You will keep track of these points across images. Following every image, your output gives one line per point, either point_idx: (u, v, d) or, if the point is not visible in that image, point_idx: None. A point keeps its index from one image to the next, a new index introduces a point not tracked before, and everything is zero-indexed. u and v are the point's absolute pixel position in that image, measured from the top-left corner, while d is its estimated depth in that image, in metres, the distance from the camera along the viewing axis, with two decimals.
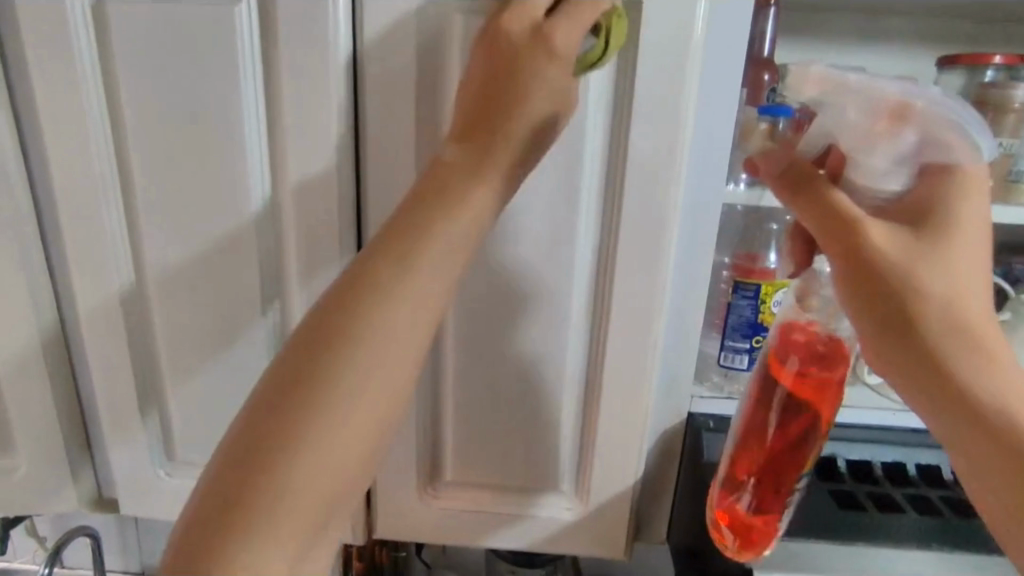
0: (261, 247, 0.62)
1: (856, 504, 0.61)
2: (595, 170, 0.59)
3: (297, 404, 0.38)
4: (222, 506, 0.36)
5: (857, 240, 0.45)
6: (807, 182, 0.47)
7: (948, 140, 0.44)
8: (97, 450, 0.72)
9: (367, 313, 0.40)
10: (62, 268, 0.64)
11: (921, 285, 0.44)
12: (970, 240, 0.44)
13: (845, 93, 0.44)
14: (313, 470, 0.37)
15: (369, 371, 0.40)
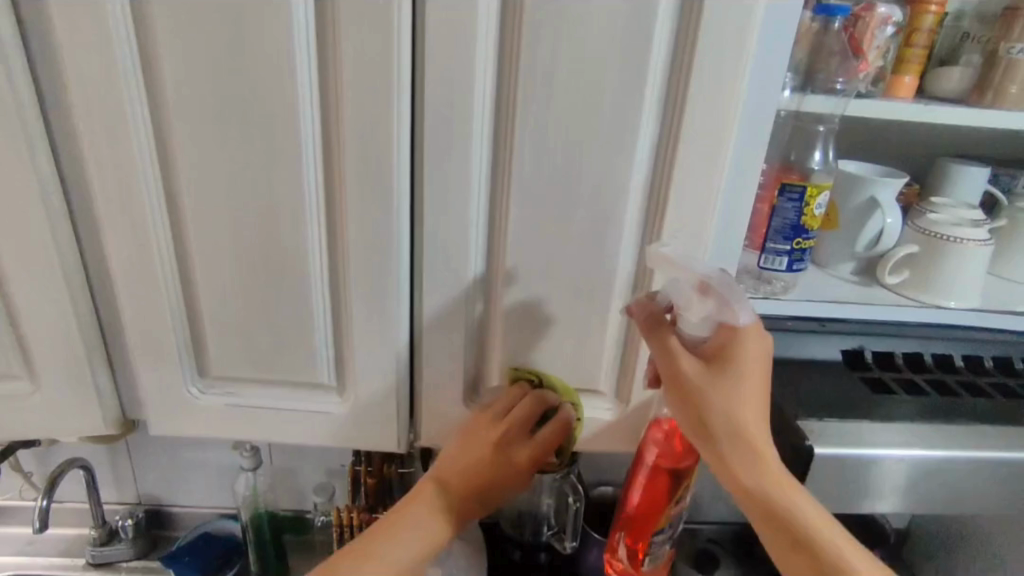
0: (308, 146, 0.57)
1: (887, 388, 0.67)
2: (660, 64, 0.56)
3: (372, 537, 0.62)
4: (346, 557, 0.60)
5: (676, 372, 0.57)
6: (655, 325, 0.59)
7: (732, 304, 0.56)
8: (121, 371, 0.69)
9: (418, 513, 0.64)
10: (79, 174, 0.59)
11: (708, 408, 0.55)
12: (752, 378, 0.56)
13: (677, 268, 0.58)
14: (402, 524, 0.63)
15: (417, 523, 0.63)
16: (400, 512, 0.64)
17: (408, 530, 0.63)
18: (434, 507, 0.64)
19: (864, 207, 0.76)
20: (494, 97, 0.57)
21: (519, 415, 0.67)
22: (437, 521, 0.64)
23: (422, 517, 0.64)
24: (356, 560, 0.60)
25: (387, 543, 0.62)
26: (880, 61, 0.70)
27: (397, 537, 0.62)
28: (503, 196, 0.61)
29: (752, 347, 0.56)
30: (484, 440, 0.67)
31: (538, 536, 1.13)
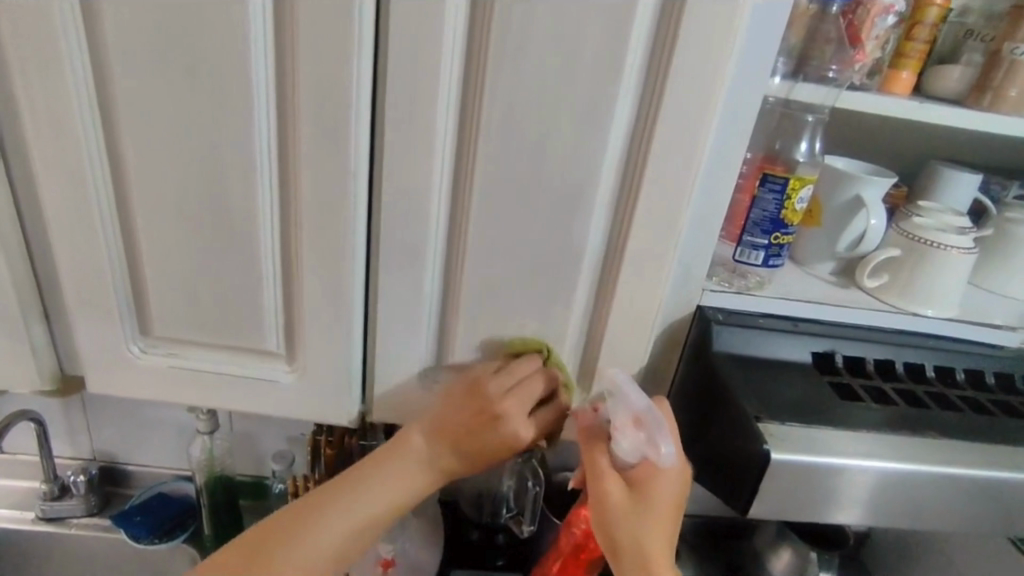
0: (259, 95, 0.53)
1: (854, 395, 0.64)
2: (643, 35, 0.52)
3: (307, 516, 0.63)
4: (249, 541, 0.62)
5: (599, 486, 0.63)
6: (593, 436, 0.66)
7: (655, 445, 0.62)
8: (57, 324, 0.65)
9: (395, 468, 0.65)
10: (8, 110, 0.54)
11: (615, 526, 0.61)
12: (664, 510, 0.60)
13: (619, 396, 0.64)
14: (324, 521, 0.63)
15: (343, 520, 0.63)
16: (392, 453, 0.66)
17: (352, 491, 0.64)
18: (354, 518, 0.63)
19: (848, 205, 0.73)
20: (464, 57, 0.53)
21: (515, 395, 0.64)
22: (415, 472, 0.66)
23: (379, 471, 0.66)
24: (253, 560, 0.61)
25: (350, 493, 0.64)
26: (878, 52, 0.66)
27: (326, 523, 0.63)
28: (468, 166, 0.57)
29: (667, 484, 0.61)
30: (480, 402, 0.64)
31: (496, 519, 1.11)
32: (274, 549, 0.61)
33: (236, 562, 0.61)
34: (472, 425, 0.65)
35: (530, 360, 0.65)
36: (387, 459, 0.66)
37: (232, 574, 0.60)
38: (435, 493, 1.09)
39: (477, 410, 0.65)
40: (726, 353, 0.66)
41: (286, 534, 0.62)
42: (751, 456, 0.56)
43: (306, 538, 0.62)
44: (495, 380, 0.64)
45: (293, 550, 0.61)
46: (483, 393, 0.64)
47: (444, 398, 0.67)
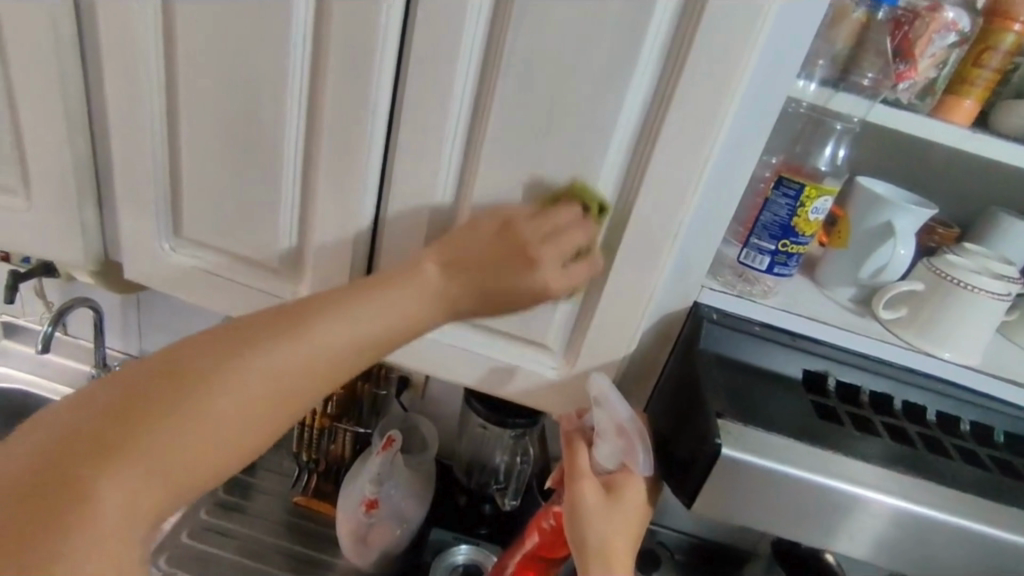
0: (300, 24, 0.58)
1: (835, 418, 0.61)
2: (669, 11, 0.52)
3: (282, 326, 0.52)
4: (224, 339, 0.51)
5: (575, 484, 0.65)
6: (576, 437, 0.68)
7: (634, 457, 0.64)
8: (107, 211, 0.73)
9: (401, 291, 0.57)
10: (90, 11, 0.61)
11: (588, 526, 0.62)
12: (633, 517, 0.63)
13: (604, 405, 0.65)
14: (307, 334, 0.52)
15: (296, 348, 0.51)
16: (398, 278, 0.58)
17: (295, 340, 0.51)
18: (313, 360, 0.52)
19: (877, 231, 0.70)
20: (490, 15, 0.55)
21: (557, 240, 0.59)
22: (425, 302, 0.58)
23: (371, 295, 0.56)
24: (172, 386, 0.47)
25: (333, 305, 0.54)
26: (933, 71, 0.62)
27: (265, 351, 0.50)
28: (483, 120, 0.59)
29: (638, 490, 0.64)
30: (518, 243, 0.59)
31: (484, 488, 1.13)
32: (203, 383, 0.47)
33: (123, 395, 0.46)
34: (495, 258, 0.59)
35: (571, 207, 0.60)
36: (390, 282, 0.57)
37: (120, 419, 0.44)
38: (432, 451, 1.12)
39: (508, 246, 0.59)
40: (711, 352, 0.65)
41: (195, 374, 0.48)
42: (703, 450, 0.56)
43: (258, 346, 0.50)
44: (530, 224, 0.59)
45: (172, 426, 0.45)
46: (518, 237, 0.59)
47: (474, 221, 0.61)
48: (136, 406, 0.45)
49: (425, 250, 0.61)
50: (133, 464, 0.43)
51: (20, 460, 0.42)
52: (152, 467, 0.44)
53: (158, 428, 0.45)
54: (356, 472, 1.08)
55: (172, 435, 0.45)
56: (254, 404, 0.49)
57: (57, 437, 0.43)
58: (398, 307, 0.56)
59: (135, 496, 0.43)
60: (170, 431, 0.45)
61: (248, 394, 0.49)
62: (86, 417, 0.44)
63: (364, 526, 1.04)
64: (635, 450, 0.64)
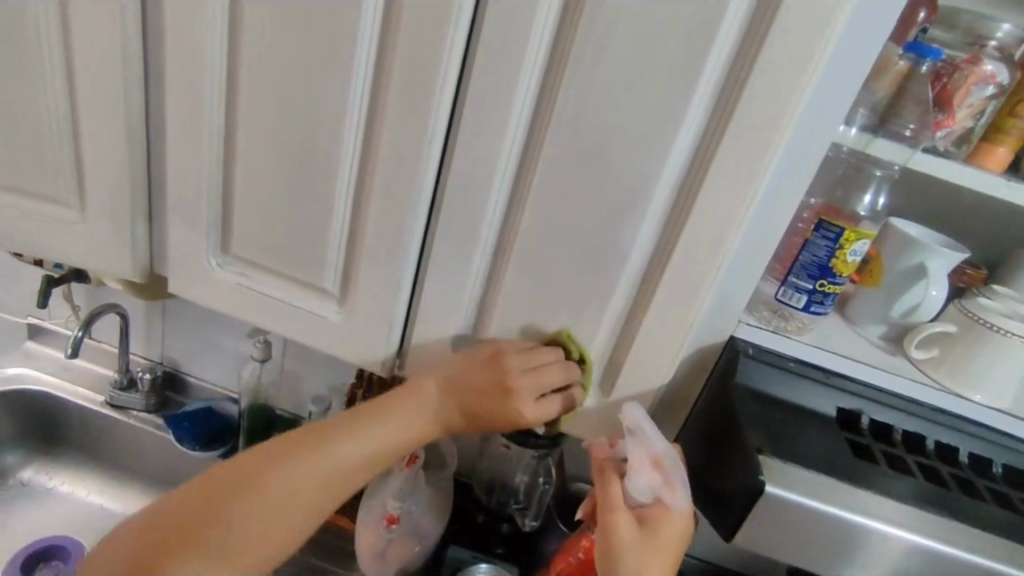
0: (361, 54, 0.60)
1: (869, 456, 0.62)
2: (724, 54, 0.54)
3: (347, 420, 0.68)
4: (297, 442, 0.66)
5: (610, 519, 0.63)
6: (608, 467, 0.66)
7: (672, 491, 0.63)
8: (156, 227, 0.75)
9: (409, 391, 0.70)
10: (158, 38, 0.64)
11: (620, 561, 0.61)
12: (667, 555, 0.62)
13: (639, 436, 0.65)
14: (347, 439, 0.66)
15: (377, 430, 0.68)
16: (397, 395, 0.70)
17: (320, 455, 0.65)
18: (398, 429, 0.69)
19: (911, 272, 0.71)
20: (546, 58, 0.57)
21: (537, 373, 0.66)
22: (429, 417, 0.70)
23: (386, 415, 0.69)
24: (251, 481, 0.62)
25: (377, 420, 0.68)
26: (970, 121, 0.64)
27: (351, 437, 0.67)
28: (535, 151, 0.61)
29: (674, 528, 0.63)
30: (500, 374, 0.66)
31: (502, 507, 1.13)
32: (305, 460, 0.64)
33: (246, 463, 0.64)
34: (483, 380, 0.68)
35: (556, 350, 0.67)
36: (387, 406, 0.70)
37: (225, 488, 0.62)
38: (451, 468, 1.13)
39: (493, 377, 0.67)
40: (747, 387, 0.66)
41: (247, 482, 0.62)
42: (744, 487, 0.57)
43: (325, 447, 0.66)
44: (517, 356, 0.66)
45: (284, 478, 0.63)
46: (504, 367, 0.66)
47: (466, 361, 0.69)
48: (269, 461, 0.64)
49: (431, 370, 0.72)
50: (196, 567, 0.58)
51: (156, 516, 0.61)
52: (259, 527, 0.61)
53: (238, 514, 0.61)
54: (376, 488, 1.08)
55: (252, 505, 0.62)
56: (337, 481, 0.66)
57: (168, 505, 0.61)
58: (414, 418, 0.69)
59: (242, 540, 0.61)
60: (271, 487, 0.62)
61: (313, 480, 0.64)
62: (247, 456, 0.65)
63: (383, 541, 1.05)
64: (674, 487, 0.63)
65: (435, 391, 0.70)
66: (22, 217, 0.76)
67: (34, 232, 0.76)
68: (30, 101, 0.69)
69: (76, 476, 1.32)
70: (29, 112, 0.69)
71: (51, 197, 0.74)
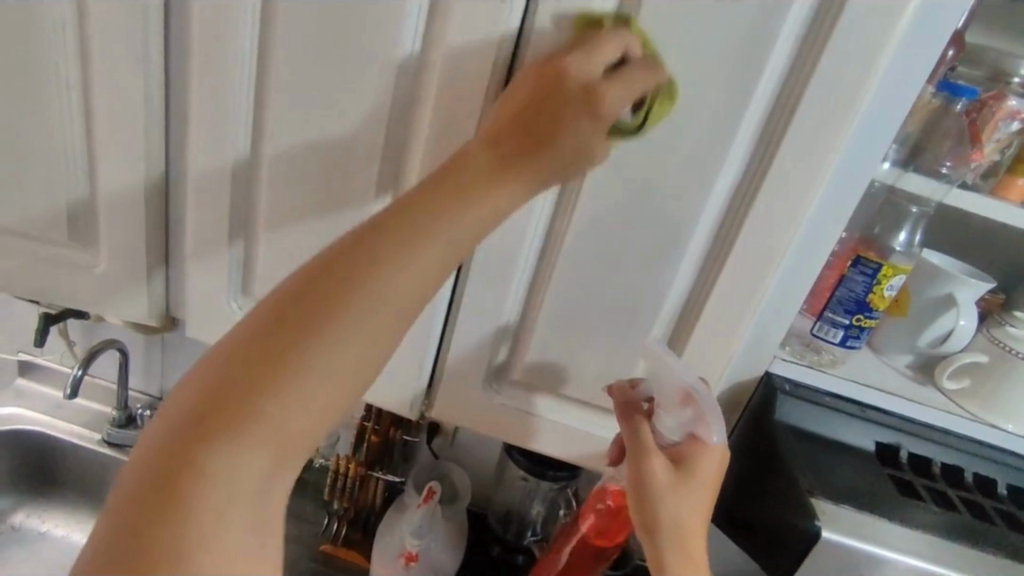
0: (397, 100, 0.59)
1: (914, 493, 0.62)
2: (764, 100, 0.54)
3: (372, 252, 0.43)
4: (247, 358, 0.39)
5: (643, 465, 0.59)
6: (633, 412, 0.63)
7: (705, 426, 0.60)
8: (173, 270, 0.73)
9: (422, 218, 0.45)
10: (181, 82, 0.63)
11: (658, 504, 0.57)
12: (704, 489, 0.58)
13: (664, 370, 0.60)
14: (370, 282, 0.42)
15: (370, 306, 0.41)
16: (427, 193, 0.46)
17: (341, 304, 0.41)
18: (431, 256, 0.44)
19: (938, 302, 0.71)
20: None
21: (625, 93, 0.50)
22: (469, 213, 0.47)
23: (407, 251, 0.43)
24: (275, 366, 0.39)
25: (403, 245, 0.44)
26: (997, 154, 0.65)
27: (352, 315, 0.41)
28: (573, 194, 0.60)
29: (710, 464, 0.59)
30: (557, 84, 0.50)
31: (520, 539, 1.11)
32: (281, 368, 0.39)
33: (252, 333, 0.40)
34: (494, 170, 0.49)
35: (618, 39, 0.51)
36: (419, 210, 0.45)
37: (220, 407, 0.38)
38: (465, 501, 1.10)
39: (536, 113, 0.50)
40: (787, 425, 0.66)
41: (262, 380, 0.38)
42: (795, 530, 0.57)
43: (327, 331, 0.40)
44: (583, 58, 0.50)
45: (273, 400, 0.38)
46: (564, 78, 0.50)
47: (483, 145, 0.50)
48: (236, 394, 0.38)
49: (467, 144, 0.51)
50: (233, 454, 0.37)
51: (163, 430, 0.38)
52: (297, 404, 0.39)
53: (272, 413, 0.38)
54: (391, 524, 1.06)
55: (279, 421, 0.38)
56: (337, 398, 0.41)
57: (187, 405, 0.38)
58: (467, 225, 0.46)
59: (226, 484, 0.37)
60: (280, 417, 0.38)
61: (311, 390, 0.39)
62: (220, 368, 0.39)
63: None
64: (700, 423, 0.60)
65: (485, 153, 0.50)
66: (33, 263, 0.73)
67: (45, 276, 0.73)
68: (45, 146, 0.67)
69: (71, 518, 1.27)
70: (44, 157, 0.67)
71: (64, 240, 0.72)
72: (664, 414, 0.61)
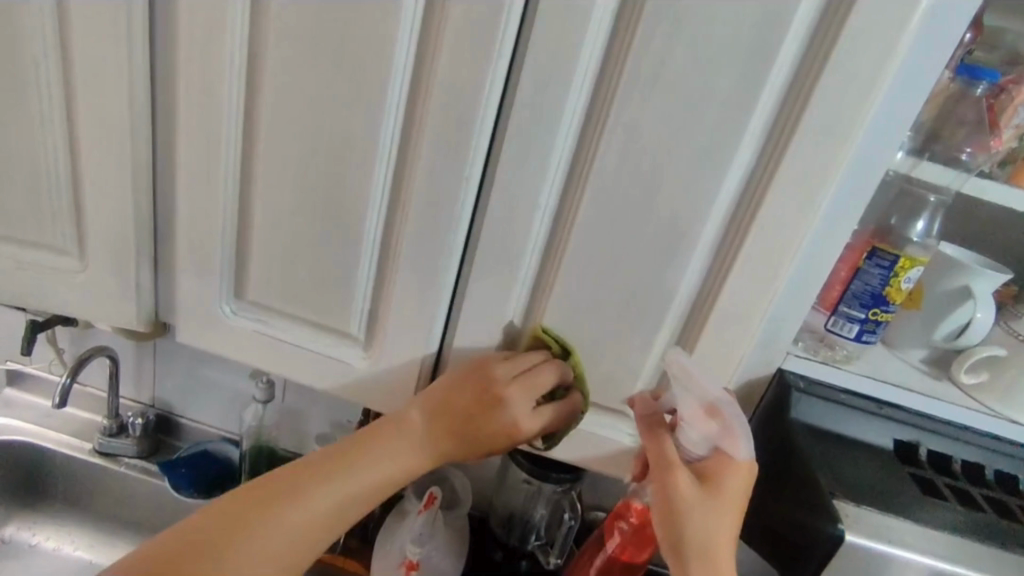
0: (393, 92, 0.56)
1: (937, 492, 0.60)
2: (778, 87, 0.52)
3: (336, 462, 0.61)
4: (243, 502, 0.59)
5: (668, 479, 0.57)
6: (655, 423, 0.61)
7: (732, 439, 0.57)
8: (162, 273, 0.70)
9: (389, 437, 0.63)
10: (167, 78, 0.60)
11: (685, 521, 0.56)
12: (734, 504, 0.56)
13: (686, 382, 0.58)
14: (344, 483, 0.60)
15: (364, 474, 0.61)
16: (390, 432, 0.63)
17: (314, 496, 0.59)
18: (374, 476, 0.61)
19: (954, 293, 0.69)
20: (591, 93, 0.54)
21: (526, 378, 0.61)
22: (417, 455, 0.63)
23: (372, 455, 0.62)
24: (263, 510, 0.58)
25: (352, 467, 0.61)
26: (1015, 141, 0.63)
27: (331, 480, 0.60)
28: (578, 188, 0.57)
29: (738, 477, 0.57)
30: (485, 381, 0.61)
31: (524, 544, 1.08)
32: (273, 512, 0.58)
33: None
34: (454, 403, 0.62)
35: (537, 352, 0.63)
36: (382, 435, 0.63)
37: (226, 515, 0.58)
38: (465, 506, 1.07)
39: (479, 389, 0.61)
40: (803, 423, 0.64)
41: (260, 514, 0.58)
42: (817, 534, 0.55)
43: (302, 496, 0.59)
44: (502, 364, 0.62)
45: (258, 537, 0.57)
46: (489, 374, 0.61)
47: (446, 382, 0.63)
48: (242, 521, 0.57)
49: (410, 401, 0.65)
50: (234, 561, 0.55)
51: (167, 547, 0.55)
52: (266, 557, 0.56)
53: (258, 543, 0.57)
54: (391, 532, 1.03)
55: (264, 544, 0.57)
56: (316, 531, 0.59)
57: (182, 537, 0.56)
58: (398, 459, 0.62)
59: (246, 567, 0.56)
60: (263, 547, 0.57)
61: (277, 553, 0.57)
62: (235, 502, 0.59)
63: None
64: (727, 435, 0.57)
65: (419, 423, 0.63)
66: (14, 267, 0.70)
67: (28, 282, 0.70)
68: (26, 146, 0.64)
69: (60, 530, 1.23)
70: (25, 158, 0.64)
71: (48, 245, 0.69)
72: (689, 427, 0.59)
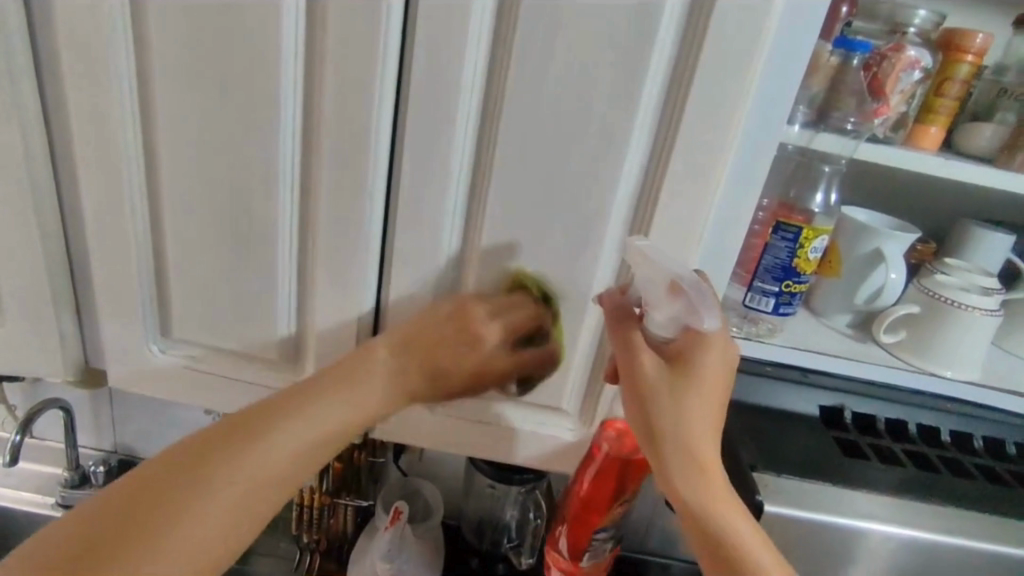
0: (288, 120, 0.56)
1: (859, 452, 0.63)
2: (658, 82, 0.53)
3: (296, 400, 0.59)
4: (194, 453, 0.54)
5: (634, 370, 0.53)
6: (621, 316, 0.54)
7: (698, 310, 0.51)
8: (86, 317, 0.69)
9: (375, 346, 0.62)
10: (62, 125, 0.59)
11: (658, 409, 0.52)
12: (710, 388, 0.52)
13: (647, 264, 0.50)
14: (286, 426, 0.57)
15: (330, 409, 0.59)
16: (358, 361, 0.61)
17: (265, 446, 0.55)
18: (328, 428, 0.59)
19: (867, 258, 0.71)
20: (480, 102, 0.55)
21: None
22: (407, 376, 0.62)
23: (348, 383, 0.60)
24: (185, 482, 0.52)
25: (324, 395, 0.59)
26: (903, 106, 0.65)
27: (298, 424, 0.57)
28: (481, 196, 0.58)
29: (711, 355, 0.52)
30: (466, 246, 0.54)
31: (497, 547, 1.08)
32: (241, 456, 0.54)
33: (222, 424, 0.56)
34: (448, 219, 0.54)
35: (533, 121, 0.52)
36: (351, 370, 0.61)
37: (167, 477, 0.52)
38: (437, 516, 1.08)
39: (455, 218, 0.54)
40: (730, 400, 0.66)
41: (188, 482, 0.52)
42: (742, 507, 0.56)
43: (283, 424, 0.57)
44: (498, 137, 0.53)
45: (210, 499, 0.52)
46: None
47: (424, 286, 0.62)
48: (191, 462, 0.53)
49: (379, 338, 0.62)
50: (206, 513, 0.51)
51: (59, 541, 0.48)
52: (208, 514, 0.51)
53: (195, 501, 0.51)
54: (362, 550, 1.03)
55: (197, 503, 0.51)
56: (293, 467, 0.56)
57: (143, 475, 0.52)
58: (383, 390, 0.61)
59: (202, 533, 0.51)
60: (203, 508, 0.51)
61: (248, 501, 0.53)
62: (152, 472, 0.52)
63: None
64: (689, 310, 0.51)
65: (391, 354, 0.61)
66: None
67: None
68: None
69: None
70: None
71: None
72: (655, 311, 0.52)
